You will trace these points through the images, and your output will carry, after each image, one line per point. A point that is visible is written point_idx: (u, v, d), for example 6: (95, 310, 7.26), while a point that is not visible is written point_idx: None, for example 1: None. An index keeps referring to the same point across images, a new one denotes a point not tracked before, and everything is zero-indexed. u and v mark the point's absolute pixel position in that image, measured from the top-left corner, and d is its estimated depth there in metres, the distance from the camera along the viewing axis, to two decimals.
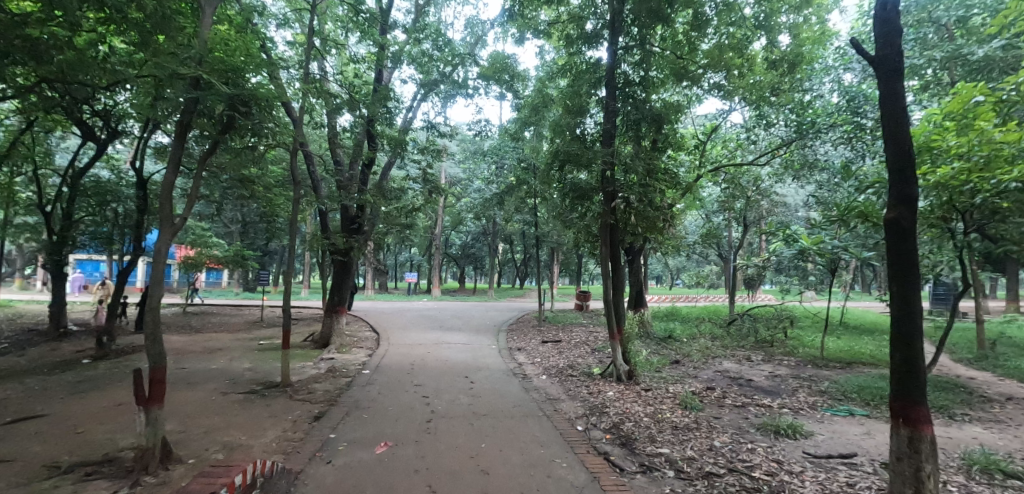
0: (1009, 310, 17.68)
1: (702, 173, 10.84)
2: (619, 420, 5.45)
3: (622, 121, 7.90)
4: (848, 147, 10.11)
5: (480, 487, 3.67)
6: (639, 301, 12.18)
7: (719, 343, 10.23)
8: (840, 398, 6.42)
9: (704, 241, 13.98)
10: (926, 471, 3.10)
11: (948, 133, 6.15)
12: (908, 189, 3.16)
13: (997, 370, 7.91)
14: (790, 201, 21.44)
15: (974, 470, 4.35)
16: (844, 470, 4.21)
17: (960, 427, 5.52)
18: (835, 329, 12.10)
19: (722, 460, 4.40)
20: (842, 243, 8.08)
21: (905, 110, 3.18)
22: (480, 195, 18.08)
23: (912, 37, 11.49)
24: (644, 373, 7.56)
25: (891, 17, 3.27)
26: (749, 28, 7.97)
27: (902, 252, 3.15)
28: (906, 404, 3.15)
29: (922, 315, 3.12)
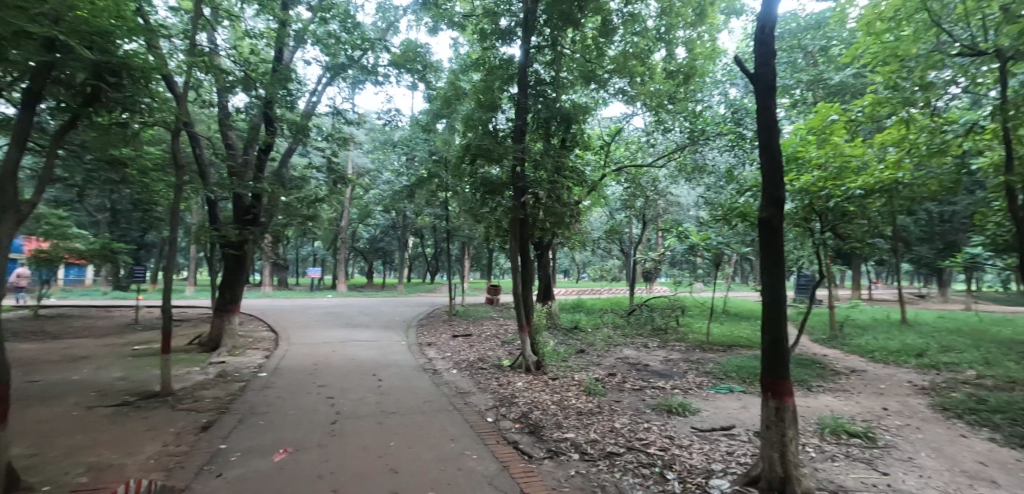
0: (851, 298, 20.97)
1: (606, 173, 11.47)
2: (528, 409, 5.61)
3: (533, 119, 7.98)
4: (732, 154, 11.34)
5: (389, 486, 3.57)
6: (547, 294, 12.49)
7: (621, 332, 10.98)
8: (722, 377, 7.19)
9: (608, 237, 14.86)
10: (789, 436, 3.57)
11: (811, 145, 7.15)
12: (777, 192, 3.63)
13: (842, 348, 9.40)
14: (684, 201, 23.45)
15: (826, 433, 5.13)
16: (725, 441, 4.75)
17: (815, 397, 6.48)
18: (718, 316, 13.53)
19: (622, 440, 4.73)
20: (725, 239, 9.05)
21: (777, 122, 3.63)
22: (391, 187, 17.50)
23: (785, 60, 13.04)
24: (552, 363, 7.85)
25: (768, 39, 3.72)
26: (651, 39, 8.59)
27: (772, 247, 3.60)
28: (775, 380, 3.62)
29: (787, 301, 3.59)
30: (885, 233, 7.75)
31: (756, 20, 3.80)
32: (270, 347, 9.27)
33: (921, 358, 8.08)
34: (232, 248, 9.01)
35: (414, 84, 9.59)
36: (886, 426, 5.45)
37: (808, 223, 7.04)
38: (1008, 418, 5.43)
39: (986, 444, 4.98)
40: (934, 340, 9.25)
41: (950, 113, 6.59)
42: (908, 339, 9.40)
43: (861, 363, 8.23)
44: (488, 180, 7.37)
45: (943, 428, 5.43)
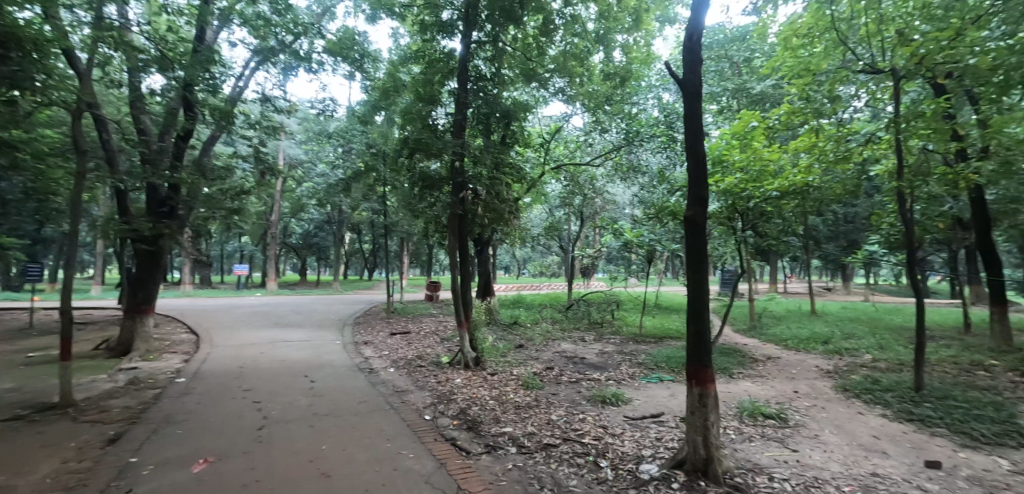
0: (769, 291, 22.74)
1: (546, 170, 11.68)
2: (466, 405, 5.61)
3: (473, 114, 7.92)
4: (664, 156, 11.91)
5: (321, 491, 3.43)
6: (487, 290, 12.50)
7: (559, 326, 11.26)
8: (654, 368, 7.57)
9: (547, 233, 15.14)
10: (711, 420, 3.85)
11: (734, 149, 7.70)
12: (702, 192, 3.86)
13: (760, 337, 10.20)
14: (621, 200, 24.27)
15: (745, 415, 5.55)
16: (654, 428, 5.02)
17: (736, 383, 6.99)
18: (650, 310, 14.20)
19: (558, 431, 4.86)
20: (657, 236, 9.49)
21: (702, 126, 3.86)
22: (325, 180, 16.77)
23: (713, 69, 13.89)
24: (491, 358, 7.89)
25: (695, 48, 3.95)
26: (590, 41, 8.80)
27: (696, 244, 3.83)
28: (698, 369, 3.88)
29: (709, 295, 3.84)
30: (796, 232, 8.48)
31: (684, 29, 4.02)
32: (189, 350, 8.60)
33: (826, 345, 8.93)
34: (144, 243, 8.24)
35: (351, 74, 9.23)
36: (796, 407, 5.99)
37: (731, 221, 7.57)
38: (895, 396, 6.14)
39: (877, 419, 5.60)
40: (837, 328, 10.26)
41: (852, 124, 7.30)
42: (816, 328, 10.36)
43: (776, 351, 8.96)
44: (428, 175, 7.25)
45: (843, 407, 6.05)
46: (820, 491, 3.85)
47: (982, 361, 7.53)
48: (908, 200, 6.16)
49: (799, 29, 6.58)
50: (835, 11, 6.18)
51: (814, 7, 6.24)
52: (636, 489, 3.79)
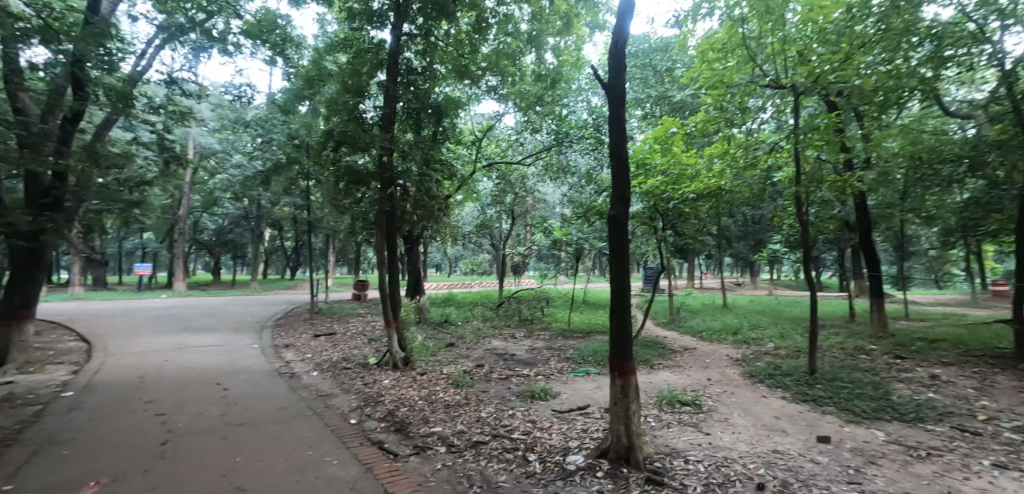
0: (687, 286, 24.27)
1: (477, 168, 11.66)
2: (394, 407, 5.49)
3: (403, 109, 7.74)
4: (592, 157, 12.32)
5: None
6: (417, 288, 12.23)
7: (489, 324, 11.32)
8: (581, 362, 7.82)
9: (479, 231, 15.14)
10: (632, 410, 4.06)
11: (656, 153, 8.13)
12: (624, 192, 4.05)
13: (678, 329, 10.86)
14: (551, 199, 24.82)
15: (664, 404, 5.90)
16: (580, 419, 5.20)
17: (657, 374, 7.39)
18: (578, 306, 14.66)
19: (487, 428, 4.90)
20: (584, 235, 9.79)
21: (626, 130, 4.04)
22: (241, 171, 15.65)
23: (638, 76, 14.61)
24: (421, 358, 7.78)
25: (620, 54, 4.14)
26: (523, 41, 8.83)
27: (618, 242, 4.02)
28: (620, 361, 4.08)
29: (631, 290, 4.04)
30: (710, 231, 9.11)
31: (611, 36, 4.20)
32: (78, 359, 7.71)
33: (735, 335, 9.69)
34: (23, 239, 7.19)
35: (272, 59, 8.66)
36: (710, 394, 6.45)
37: (653, 221, 7.93)
38: (793, 380, 6.80)
39: (778, 401, 6.18)
40: (745, 320, 11.16)
41: (758, 133, 7.94)
42: (727, 320, 11.20)
43: (693, 342, 9.59)
44: (354, 169, 6.97)
45: (750, 392, 6.60)
46: (729, 470, 4.19)
47: (863, 346, 8.53)
48: (804, 203, 6.83)
49: (714, 43, 7.07)
50: (745, 28, 6.70)
51: (728, 24, 6.72)
52: (563, 480, 3.92)
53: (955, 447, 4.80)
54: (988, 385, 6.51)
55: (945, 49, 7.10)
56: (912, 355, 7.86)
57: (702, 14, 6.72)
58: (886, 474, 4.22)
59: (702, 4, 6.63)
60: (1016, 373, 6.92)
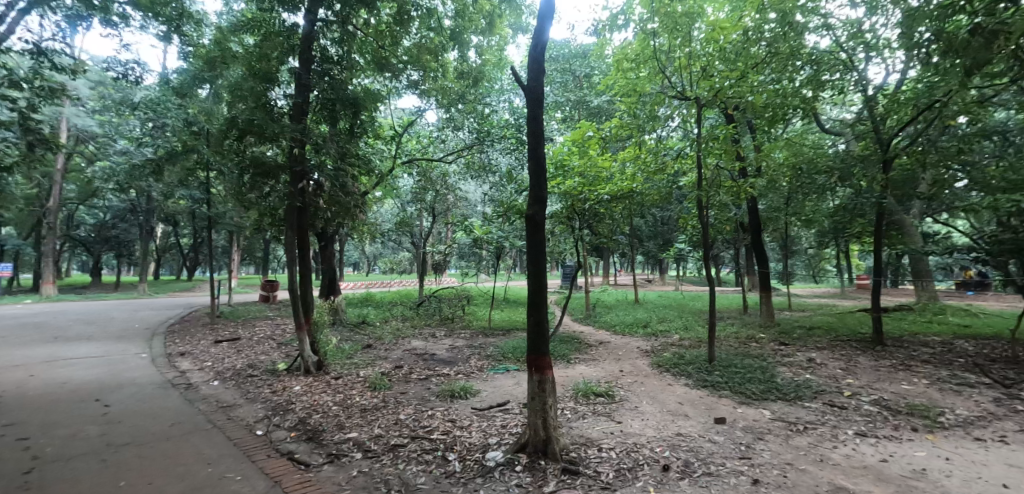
0: (602, 283, 25.40)
1: (397, 164, 11.37)
2: (306, 414, 5.23)
3: (316, 99, 7.35)
4: (513, 157, 12.46)
5: None
6: (333, 289, 11.66)
7: (409, 324, 11.12)
8: (501, 359, 7.93)
9: (398, 229, 14.78)
10: (548, 404, 4.20)
11: (574, 155, 8.39)
12: (541, 192, 4.17)
13: (593, 325, 11.33)
14: (473, 197, 24.80)
15: (580, 397, 6.16)
16: (500, 416, 5.28)
17: (573, 368, 7.69)
18: (499, 304, 14.82)
19: (406, 431, 4.83)
20: (505, 234, 9.92)
21: (544, 132, 4.16)
22: (128, 158, 14.00)
23: (559, 80, 15.17)
24: (336, 361, 7.46)
25: (540, 58, 4.25)
26: (445, 37, 8.66)
27: (535, 241, 4.13)
28: (536, 357, 4.21)
29: (547, 288, 4.16)
30: (623, 231, 9.60)
31: (531, 39, 4.30)
32: None
33: (645, 329, 10.33)
34: None
35: (166, 35, 7.81)
36: (622, 384, 6.83)
37: (570, 221, 8.18)
38: (694, 368, 7.38)
39: (682, 388, 6.68)
40: (654, 314, 11.90)
41: (667, 139, 8.48)
42: (638, 315, 11.89)
43: (607, 336, 10.07)
44: (261, 161, 6.48)
45: (657, 380, 7.08)
46: (638, 454, 4.48)
47: (753, 335, 9.46)
48: (705, 207, 7.41)
49: (628, 53, 7.42)
50: (656, 41, 7.12)
51: (642, 36, 7.09)
52: (482, 477, 3.97)
53: (825, 420, 5.49)
54: (851, 365, 7.51)
55: (823, 73, 7.88)
56: (793, 342, 8.85)
57: (619, 24, 7.03)
58: (770, 448, 4.74)
59: (618, 15, 6.94)
60: (873, 354, 8.05)
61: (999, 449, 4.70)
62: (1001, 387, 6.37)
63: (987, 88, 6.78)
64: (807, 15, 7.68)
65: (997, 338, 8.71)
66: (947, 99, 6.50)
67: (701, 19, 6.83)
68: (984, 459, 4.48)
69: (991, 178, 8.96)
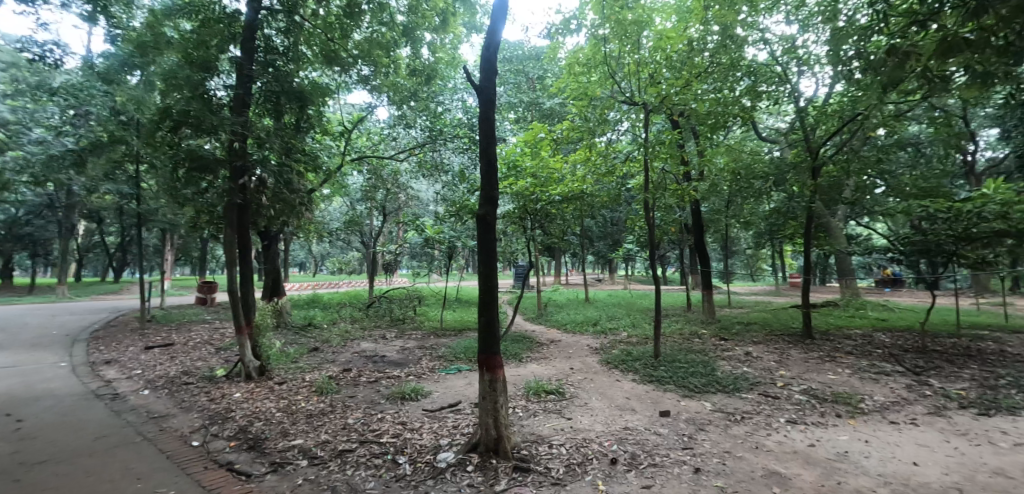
0: (554, 283, 25.75)
1: (346, 161, 11.06)
2: (247, 422, 5.00)
3: (259, 91, 7.03)
4: (466, 156, 12.40)
5: None
6: (278, 290, 11.23)
7: (358, 325, 10.85)
8: (452, 359, 7.89)
9: (347, 228, 14.37)
10: (500, 403, 4.24)
11: (526, 156, 8.48)
12: (493, 192, 4.20)
13: (544, 324, 11.48)
14: (425, 196, 24.50)
15: (531, 395, 6.24)
16: (451, 416, 5.26)
17: (525, 367, 7.76)
18: (452, 304, 14.73)
19: (354, 435, 4.73)
20: (456, 233, 9.87)
21: (496, 133, 4.18)
22: (45, 148, 12.84)
23: (512, 81, 15.32)
24: (280, 366, 7.18)
25: (492, 58, 4.27)
26: (398, 33, 8.51)
27: (486, 240, 4.15)
28: (487, 356, 4.24)
29: (498, 288, 4.20)
30: (574, 231, 9.79)
31: (484, 39, 4.32)
32: None
33: (594, 327, 10.57)
34: None
35: (91, 16, 7.22)
36: (572, 381, 6.98)
37: (522, 222, 8.32)
38: (641, 364, 7.64)
39: (629, 383, 6.91)
40: (603, 313, 12.21)
41: (616, 142, 8.69)
42: (588, 313, 12.15)
43: (558, 335, 10.23)
44: (198, 155, 6.13)
45: (606, 377, 7.29)
46: (587, 449, 4.60)
47: (696, 331, 9.90)
48: (652, 208, 7.67)
49: (580, 57, 7.54)
50: (607, 47, 7.28)
51: (593, 41, 7.25)
52: (433, 478, 3.96)
53: (760, 410, 5.84)
54: (783, 358, 8.02)
55: (759, 84, 8.42)
56: (732, 338, 9.34)
57: (571, 29, 7.15)
58: (710, 438, 5.00)
59: (571, 20, 7.06)
60: (803, 347, 8.63)
61: (909, 431, 5.17)
62: (912, 375, 7.00)
63: (902, 103, 7.41)
64: (746, 27, 8.11)
65: (910, 331, 9.55)
66: (867, 112, 7.05)
67: (649, 27, 7.05)
68: (898, 440, 4.92)
69: (905, 185, 9.80)
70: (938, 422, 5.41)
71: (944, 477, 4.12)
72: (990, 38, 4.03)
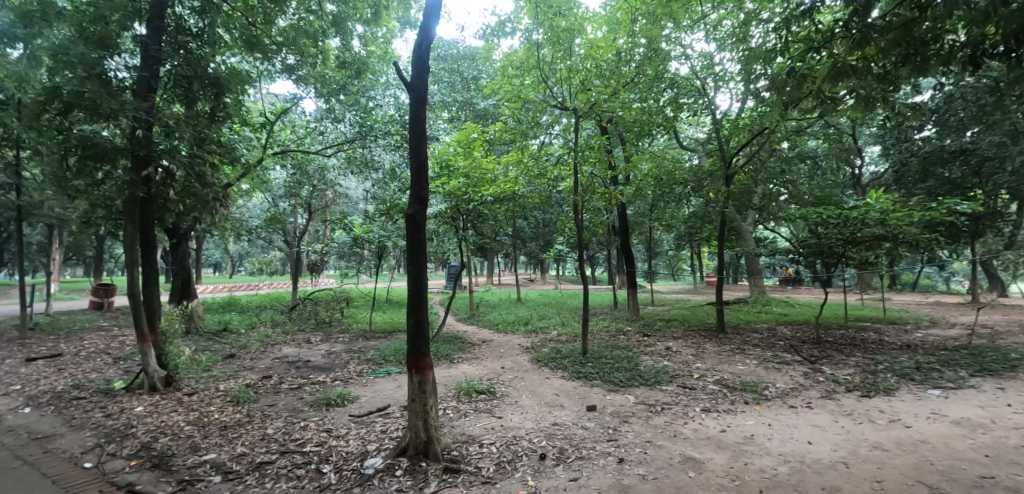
0: (487, 283, 25.82)
1: (267, 155, 10.43)
2: (151, 438, 4.61)
3: (168, 74, 6.49)
4: (398, 155, 12.01)
5: None
6: (188, 293, 10.38)
7: (280, 330, 10.27)
8: (382, 362, 7.71)
9: (268, 226, 13.52)
10: (430, 404, 4.22)
11: (459, 156, 8.51)
12: (423, 192, 4.15)
13: (476, 324, 11.52)
14: (354, 193, 23.71)
15: (462, 394, 6.25)
16: (379, 421, 5.15)
17: (456, 367, 7.75)
18: (382, 306, 14.35)
19: (274, 446, 4.50)
20: (386, 233, 9.65)
21: (427, 132, 4.15)
22: None
23: (447, 79, 15.05)
24: (190, 375, 6.65)
25: (424, 55, 4.22)
26: (326, 22, 8.13)
27: (415, 240, 4.11)
28: (417, 357, 4.19)
29: (428, 289, 4.16)
30: (506, 232, 9.90)
31: (416, 36, 4.26)
32: None
33: (525, 326, 10.74)
34: None
35: None
36: (503, 380, 7.07)
37: (455, 221, 8.64)
38: (570, 361, 7.89)
39: (559, 380, 7.12)
40: (534, 312, 12.46)
41: (548, 146, 8.83)
42: (519, 313, 12.33)
43: (490, 335, 10.30)
44: (91, 142, 5.41)
45: (536, 375, 7.46)
46: (517, 446, 4.69)
47: (622, 329, 10.35)
48: (580, 210, 7.90)
49: (514, 61, 7.60)
50: (541, 52, 7.40)
51: (527, 45, 7.36)
52: (360, 486, 3.86)
53: (678, 400, 6.24)
54: (699, 352, 8.60)
55: (680, 96, 8.95)
56: (654, 334, 9.88)
57: (506, 31, 7.20)
58: (634, 429, 5.27)
59: (505, 23, 7.12)
60: (716, 341, 9.31)
61: (805, 414, 5.76)
62: (808, 363, 7.76)
63: (801, 120, 8.16)
64: (670, 42, 8.59)
65: (807, 324, 10.57)
66: (773, 126, 7.71)
67: (581, 35, 7.26)
68: (796, 422, 5.46)
69: (804, 194, 10.84)
70: (829, 404, 6.07)
71: (834, 453, 4.62)
72: (870, 67, 4.58)
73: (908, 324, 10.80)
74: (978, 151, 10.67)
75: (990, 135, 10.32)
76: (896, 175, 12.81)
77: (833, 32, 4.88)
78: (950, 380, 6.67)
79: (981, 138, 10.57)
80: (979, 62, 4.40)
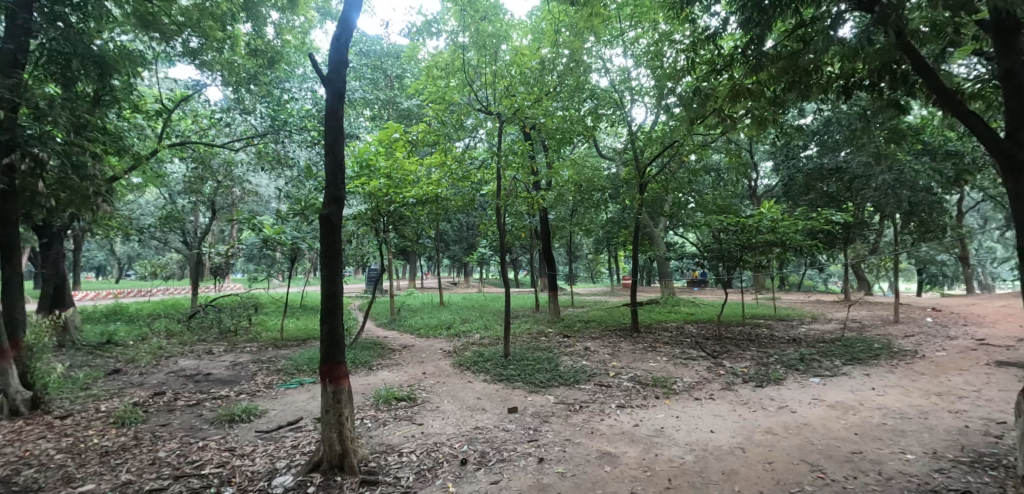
0: (409, 286, 25.32)
1: (162, 145, 9.48)
2: (12, 471, 4.01)
3: (38, 48, 5.63)
4: (313, 152, 11.42)
5: None
6: (62, 301, 9.28)
7: (176, 340, 9.35)
8: (294, 372, 7.28)
9: (162, 225, 12.26)
10: (345, 414, 4.05)
11: (381, 156, 8.31)
12: (339, 192, 3.98)
13: (397, 329, 11.24)
14: (263, 191, 22.25)
15: (382, 403, 6.08)
16: (290, 436, 4.87)
17: (375, 375, 7.51)
18: (294, 312, 13.56)
19: (167, 470, 4.10)
20: (300, 234, 9.18)
21: (343, 131, 3.99)
22: None
23: (369, 76, 14.44)
24: (62, 395, 5.85)
25: (343, 49, 4.05)
26: (233, 5, 7.54)
27: (329, 243, 3.92)
28: (331, 367, 4.00)
29: (343, 294, 4.00)
30: (428, 235, 9.76)
31: (334, 29, 4.07)
32: None
33: (448, 330, 10.66)
34: None
35: None
36: (423, 386, 6.97)
37: (375, 223, 8.41)
38: (492, 364, 7.95)
39: (481, 384, 7.14)
40: (456, 316, 12.40)
41: (472, 148, 8.81)
42: (441, 317, 12.21)
43: (411, 340, 10.10)
44: None
45: (458, 379, 7.43)
46: (437, 453, 4.64)
47: (543, 331, 10.62)
48: (504, 214, 7.94)
49: (439, 62, 7.54)
50: (466, 55, 7.40)
51: (452, 47, 7.33)
52: None
53: (596, 398, 6.50)
54: (615, 351, 9.02)
55: (601, 107, 9.33)
56: (574, 335, 10.24)
57: (431, 32, 7.12)
58: (554, 428, 5.42)
59: (431, 24, 7.05)
60: (631, 340, 9.83)
61: (708, 405, 6.25)
62: (710, 358, 8.43)
63: (706, 136, 8.85)
64: (592, 55, 8.97)
65: (710, 323, 11.47)
66: (682, 140, 8.27)
67: (507, 41, 7.33)
68: (700, 413, 5.91)
69: (709, 203, 11.75)
70: (728, 395, 6.63)
71: (732, 440, 5.06)
72: (763, 91, 5.09)
73: (793, 321, 12.08)
74: (849, 169, 12.19)
75: (859, 156, 11.83)
76: (785, 188, 14.27)
77: (733, 58, 5.35)
78: (827, 369, 7.56)
79: (852, 158, 12.08)
80: (851, 92, 5.03)
